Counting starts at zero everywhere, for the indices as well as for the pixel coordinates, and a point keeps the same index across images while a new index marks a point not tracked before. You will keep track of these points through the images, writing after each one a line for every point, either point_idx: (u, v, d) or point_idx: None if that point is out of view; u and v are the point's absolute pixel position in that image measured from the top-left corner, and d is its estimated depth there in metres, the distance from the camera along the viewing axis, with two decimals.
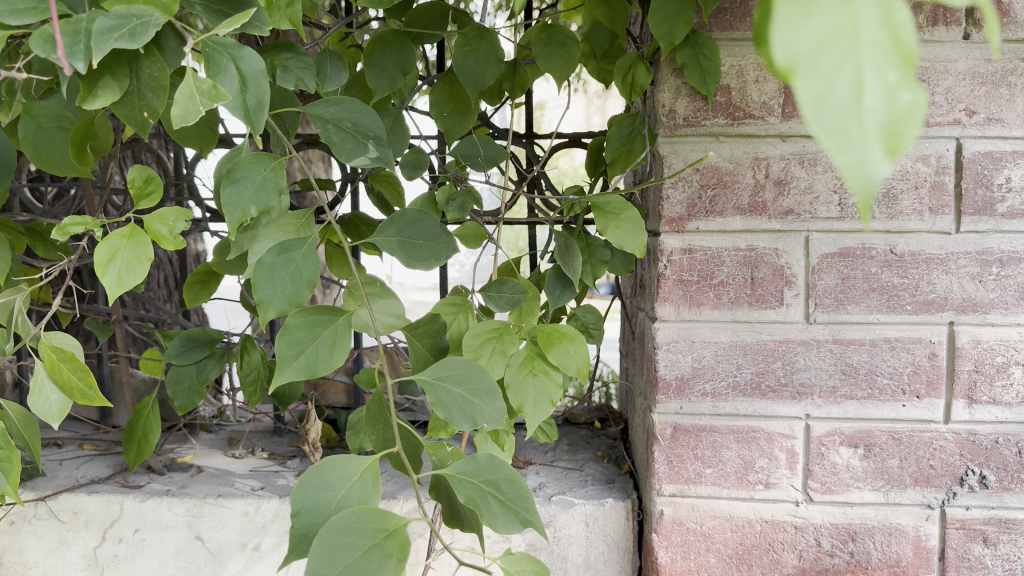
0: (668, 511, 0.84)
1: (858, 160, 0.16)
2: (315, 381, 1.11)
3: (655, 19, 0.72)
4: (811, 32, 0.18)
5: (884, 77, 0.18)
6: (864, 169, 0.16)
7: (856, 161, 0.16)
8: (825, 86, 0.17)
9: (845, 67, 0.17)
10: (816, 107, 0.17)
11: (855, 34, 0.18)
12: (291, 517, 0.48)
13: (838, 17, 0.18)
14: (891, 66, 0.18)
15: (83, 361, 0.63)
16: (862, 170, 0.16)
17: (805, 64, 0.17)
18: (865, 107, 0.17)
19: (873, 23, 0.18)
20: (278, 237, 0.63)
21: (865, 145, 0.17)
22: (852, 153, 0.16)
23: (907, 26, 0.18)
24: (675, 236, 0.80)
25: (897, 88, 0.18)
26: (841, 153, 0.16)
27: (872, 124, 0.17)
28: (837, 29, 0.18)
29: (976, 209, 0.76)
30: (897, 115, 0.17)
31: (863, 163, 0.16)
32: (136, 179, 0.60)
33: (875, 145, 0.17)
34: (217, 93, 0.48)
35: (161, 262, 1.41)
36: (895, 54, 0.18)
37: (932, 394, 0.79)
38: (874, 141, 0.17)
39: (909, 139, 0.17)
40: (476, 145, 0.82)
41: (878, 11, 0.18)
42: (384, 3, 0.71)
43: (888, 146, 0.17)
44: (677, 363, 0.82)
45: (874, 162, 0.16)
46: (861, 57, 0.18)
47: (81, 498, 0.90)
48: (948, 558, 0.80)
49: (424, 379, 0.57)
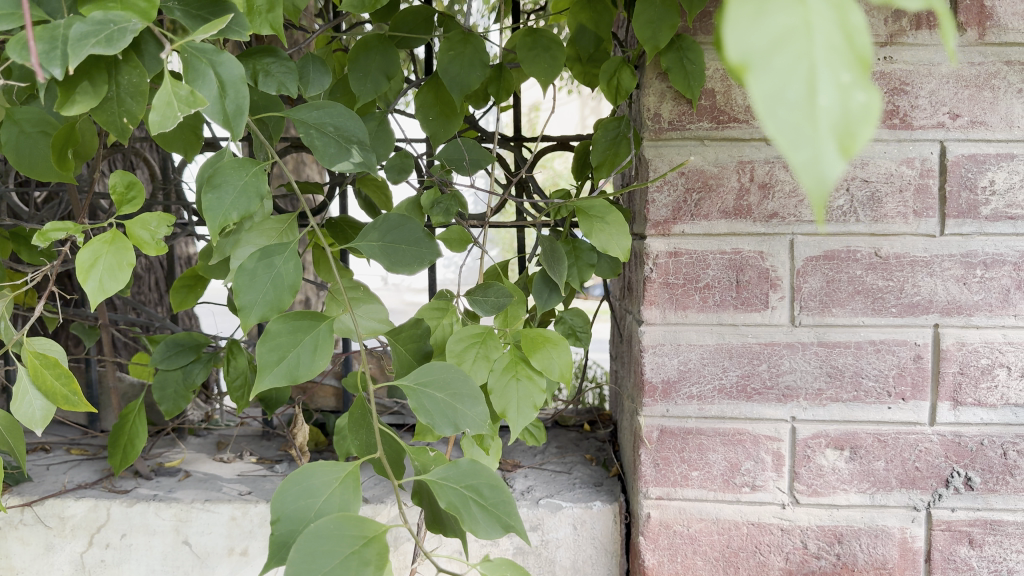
0: (655, 514, 0.84)
1: (812, 157, 0.15)
2: (303, 384, 1.11)
3: (639, 23, 0.72)
4: (765, 30, 0.17)
5: (836, 79, 0.17)
6: (818, 166, 0.15)
7: (810, 158, 0.15)
8: (779, 84, 0.16)
9: (798, 66, 0.16)
10: (770, 103, 0.16)
11: (809, 34, 0.17)
12: (271, 523, 0.48)
13: (792, 17, 0.17)
14: (843, 68, 0.17)
15: (66, 367, 0.63)
16: (816, 165, 0.15)
17: (759, 61, 0.16)
18: (820, 106, 0.16)
19: (827, 25, 0.17)
20: (261, 242, 0.63)
21: (818, 143, 0.15)
22: (807, 149, 0.15)
23: (859, 31, 0.18)
24: (661, 240, 0.80)
25: (849, 90, 0.17)
26: (794, 150, 0.15)
27: (826, 122, 0.16)
28: (791, 29, 0.17)
29: (960, 212, 0.76)
30: (848, 118, 0.16)
31: (817, 161, 0.15)
32: (118, 184, 0.60)
33: (830, 142, 0.15)
34: (195, 99, 0.49)
35: (151, 266, 1.41)
36: (848, 58, 0.17)
37: (917, 396, 0.79)
38: (827, 141, 0.15)
39: (861, 142, 0.16)
40: (461, 149, 0.83)
41: (831, 14, 0.17)
42: (367, 8, 0.70)
43: (840, 147, 0.16)
44: (664, 366, 0.82)
45: (829, 161, 0.15)
46: (815, 58, 0.17)
47: (68, 503, 0.90)
48: (934, 559, 0.80)
49: (406, 385, 0.57)
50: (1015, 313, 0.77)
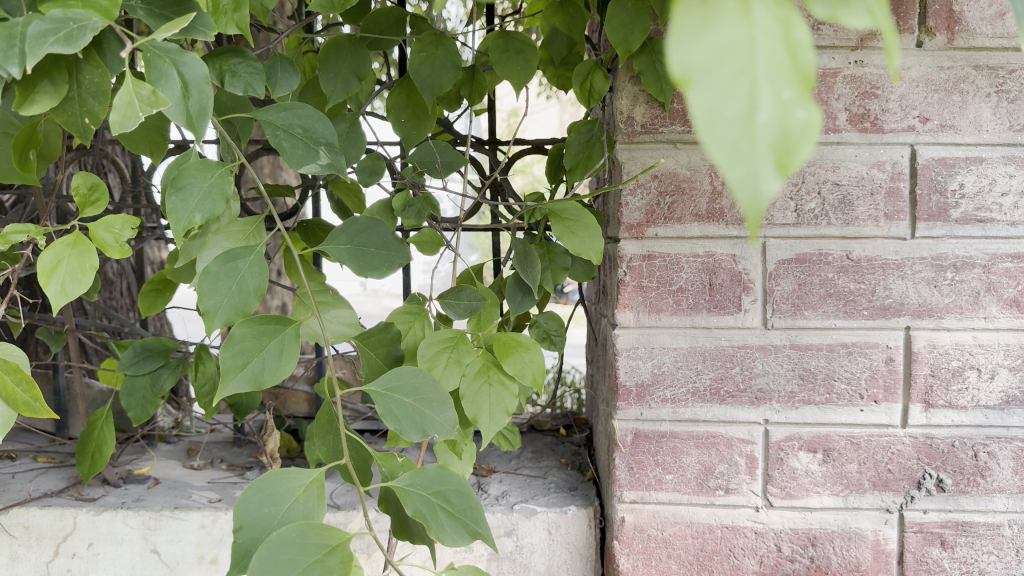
0: (630, 518, 0.84)
1: (748, 175, 0.14)
2: (275, 389, 1.10)
3: (612, 26, 0.72)
4: (706, 42, 0.16)
5: (778, 95, 0.16)
6: (754, 184, 0.14)
7: (746, 176, 0.14)
8: (718, 99, 0.15)
9: (738, 82, 0.16)
10: (706, 117, 0.15)
11: (751, 50, 0.16)
12: (233, 532, 0.47)
13: (736, 32, 0.16)
14: (786, 85, 0.16)
15: (28, 372, 0.62)
16: (752, 185, 0.14)
17: (699, 76, 0.16)
18: (758, 123, 0.15)
19: (771, 41, 0.17)
20: (227, 245, 0.62)
21: (756, 160, 0.15)
22: (744, 167, 0.14)
23: (803, 48, 0.17)
24: (635, 243, 0.80)
25: (791, 107, 0.16)
26: (730, 167, 0.14)
27: (764, 140, 0.15)
28: (733, 42, 0.16)
29: (930, 215, 0.77)
30: (789, 135, 0.16)
31: (753, 179, 0.14)
32: (81, 186, 0.59)
33: (767, 160, 0.15)
34: (157, 99, 0.48)
35: (123, 270, 1.39)
36: (791, 76, 0.17)
37: (890, 399, 0.79)
38: (765, 159, 0.15)
39: (799, 160, 0.15)
40: (433, 152, 0.82)
41: (775, 28, 0.17)
42: (337, 9, 0.70)
43: (777, 166, 0.15)
44: (638, 369, 0.82)
45: (764, 181, 0.14)
46: (755, 74, 0.16)
47: (33, 512, 0.88)
48: (906, 561, 0.81)
49: (374, 390, 0.57)
50: (985, 315, 0.77)
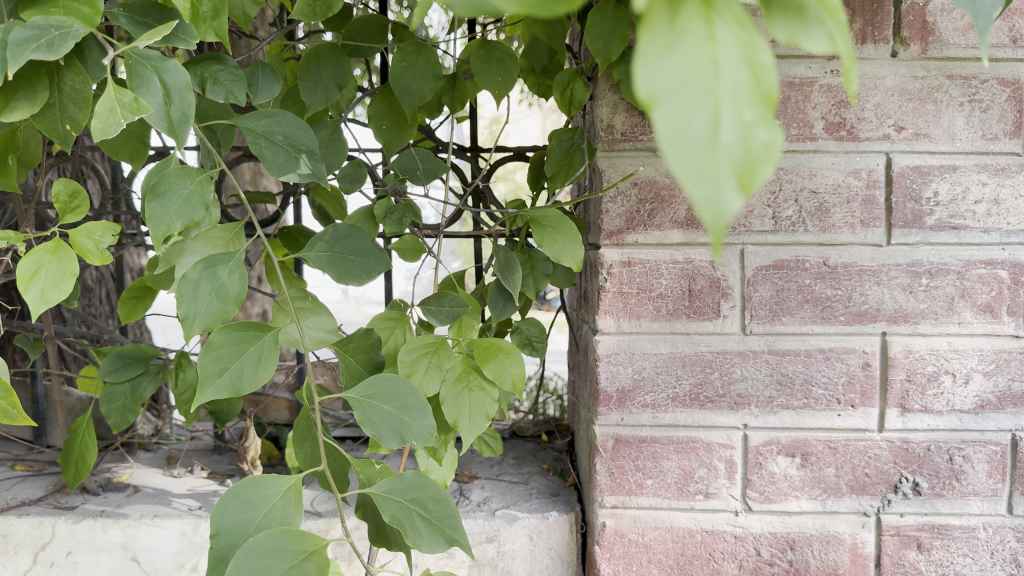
0: (610, 523, 0.84)
1: (712, 194, 0.18)
2: (256, 397, 1.10)
3: (591, 35, 0.72)
4: (675, 65, 0.19)
5: (738, 118, 0.19)
6: (716, 202, 0.18)
7: (710, 195, 0.18)
8: (682, 121, 0.19)
9: (703, 103, 0.19)
10: (677, 140, 0.18)
11: (714, 74, 0.20)
12: (210, 538, 0.47)
13: (699, 55, 0.20)
14: (747, 107, 0.20)
15: (6, 380, 0.61)
16: (714, 204, 0.18)
17: (666, 97, 0.19)
18: (721, 144, 0.19)
19: (732, 63, 0.20)
20: (206, 251, 0.62)
21: (718, 179, 0.18)
22: (706, 187, 0.18)
23: (762, 72, 0.21)
24: (614, 250, 0.80)
25: (751, 128, 0.19)
26: (695, 187, 0.18)
27: (726, 159, 0.18)
28: (698, 66, 0.19)
29: (905, 222, 0.78)
30: (749, 155, 0.19)
31: (716, 198, 0.18)
32: (61, 193, 0.59)
33: (728, 179, 0.18)
34: (139, 106, 0.48)
35: (102, 277, 1.39)
36: (750, 96, 0.20)
37: (866, 403, 0.80)
38: (726, 177, 0.18)
39: (759, 176, 0.19)
40: (415, 159, 0.82)
41: (736, 53, 0.20)
42: (318, 18, 0.70)
43: (739, 182, 0.18)
44: (618, 375, 0.82)
45: (726, 198, 0.18)
46: (719, 95, 0.19)
47: (11, 521, 0.88)
48: (883, 564, 0.82)
49: (352, 397, 0.57)
50: (959, 321, 0.79)
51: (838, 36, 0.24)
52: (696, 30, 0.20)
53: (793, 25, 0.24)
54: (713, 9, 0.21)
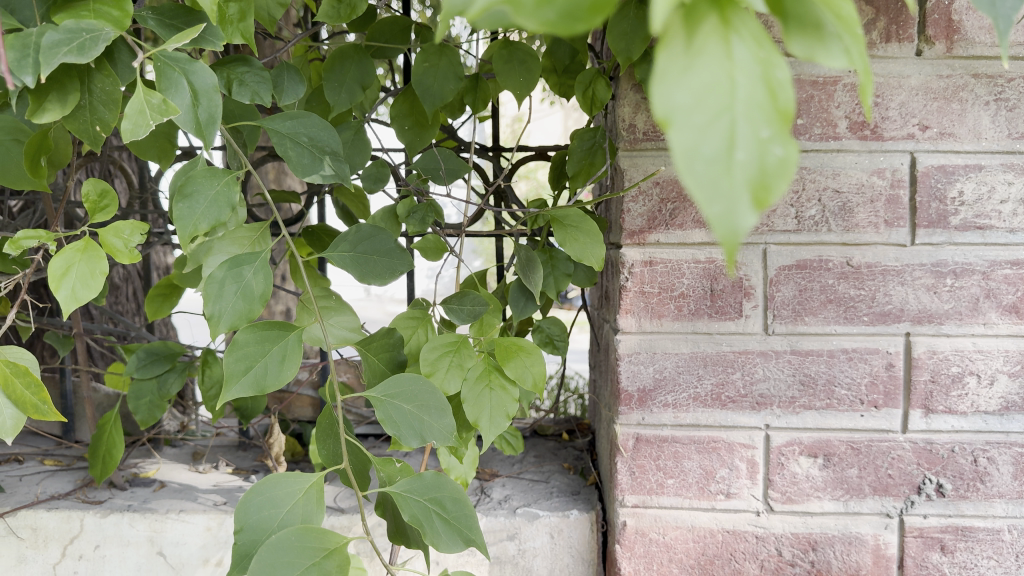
0: (631, 522, 0.84)
1: (725, 212, 0.18)
2: (280, 394, 1.11)
3: (613, 35, 0.73)
4: (691, 85, 0.20)
5: (756, 134, 0.20)
6: (731, 220, 0.18)
7: (724, 213, 0.18)
8: (697, 139, 0.19)
9: (719, 121, 0.19)
10: (692, 158, 0.19)
11: (730, 92, 0.20)
12: (233, 534, 0.48)
13: (714, 74, 0.20)
14: (763, 123, 0.20)
15: (37, 376, 0.63)
16: (729, 221, 0.18)
17: (681, 115, 0.19)
18: (735, 160, 0.19)
19: (749, 82, 0.20)
20: (232, 251, 0.63)
21: (732, 197, 0.18)
22: (720, 207, 0.18)
23: (779, 89, 0.21)
24: (636, 249, 0.81)
25: (767, 144, 0.20)
26: (709, 205, 0.18)
27: (741, 176, 0.19)
28: (715, 85, 0.20)
29: (929, 222, 0.78)
30: (765, 171, 0.19)
31: (730, 216, 0.18)
32: (91, 193, 0.60)
33: (743, 196, 0.19)
34: (167, 107, 0.49)
35: (129, 275, 1.41)
36: (767, 113, 0.20)
37: (890, 404, 0.80)
38: (741, 194, 0.19)
39: (774, 192, 0.19)
40: (437, 159, 0.82)
41: (753, 71, 0.21)
42: (342, 19, 0.71)
43: (754, 199, 0.19)
44: (640, 375, 0.82)
45: (740, 216, 0.18)
46: (734, 112, 0.20)
47: (41, 514, 0.89)
48: (906, 566, 0.81)
49: (374, 396, 0.57)
50: (985, 322, 0.78)
51: (855, 53, 0.24)
52: (713, 50, 0.20)
53: (810, 41, 0.24)
54: (730, 27, 0.21)
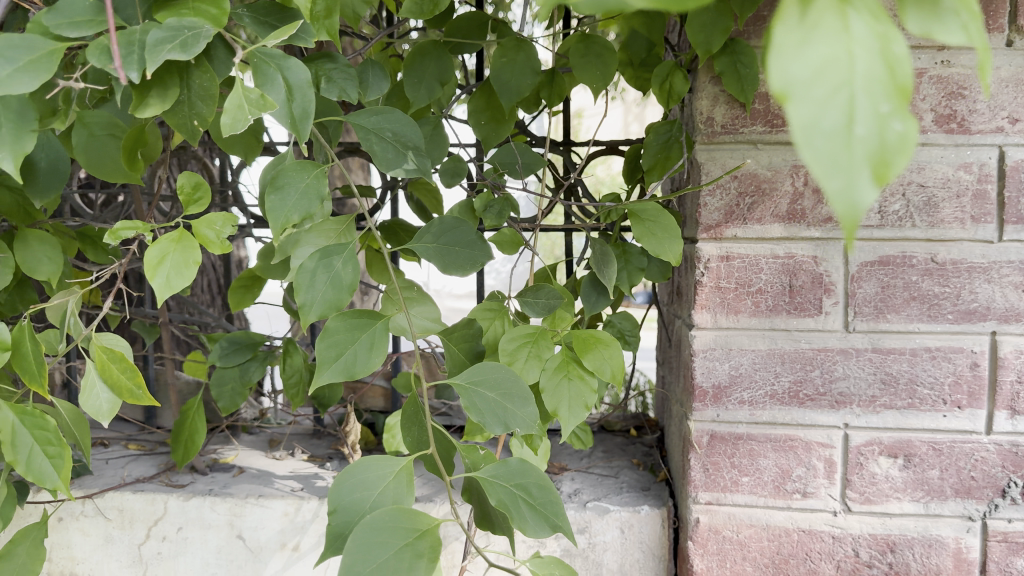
0: (705, 519, 0.84)
1: (845, 187, 0.17)
2: (352, 384, 1.13)
3: (693, 27, 0.72)
4: (810, 57, 0.19)
5: (875, 108, 0.19)
6: (851, 194, 0.17)
7: (844, 188, 0.17)
8: (817, 111, 0.18)
9: (839, 95, 0.19)
10: (811, 131, 0.18)
11: (849, 64, 0.19)
12: (327, 515, 0.49)
13: (834, 46, 0.19)
14: (883, 99, 0.19)
15: (132, 362, 0.65)
16: (849, 198, 0.17)
17: (801, 88, 0.19)
18: (857, 135, 0.18)
19: (867, 55, 0.20)
20: (320, 243, 0.65)
21: (853, 171, 0.18)
22: (842, 179, 0.17)
23: (897, 63, 0.20)
24: (713, 244, 0.80)
25: (887, 119, 0.19)
26: (827, 179, 0.18)
27: (862, 151, 0.18)
28: (833, 58, 0.19)
29: (1019, 218, 0.75)
30: (886, 147, 0.18)
31: (851, 191, 0.18)
32: (185, 185, 0.62)
33: (862, 169, 0.18)
34: (265, 102, 0.51)
35: (206, 267, 1.45)
36: (886, 88, 0.19)
37: (974, 405, 0.78)
38: (861, 168, 0.18)
39: (894, 169, 0.18)
40: (514, 154, 0.83)
41: (873, 44, 0.20)
42: (424, 15, 0.71)
43: (874, 175, 0.18)
44: (715, 371, 0.82)
45: (861, 191, 0.18)
46: (855, 86, 0.19)
47: (127, 496, 0.93)
48: (989, 571, 0.79)
49: (459, 384, 0.58)
50: None
51: (972, 27, 0.23)
52: (830, 21, 0.20)
53: (925, 17, 0.23)
54: (847, 1, 0.20)
